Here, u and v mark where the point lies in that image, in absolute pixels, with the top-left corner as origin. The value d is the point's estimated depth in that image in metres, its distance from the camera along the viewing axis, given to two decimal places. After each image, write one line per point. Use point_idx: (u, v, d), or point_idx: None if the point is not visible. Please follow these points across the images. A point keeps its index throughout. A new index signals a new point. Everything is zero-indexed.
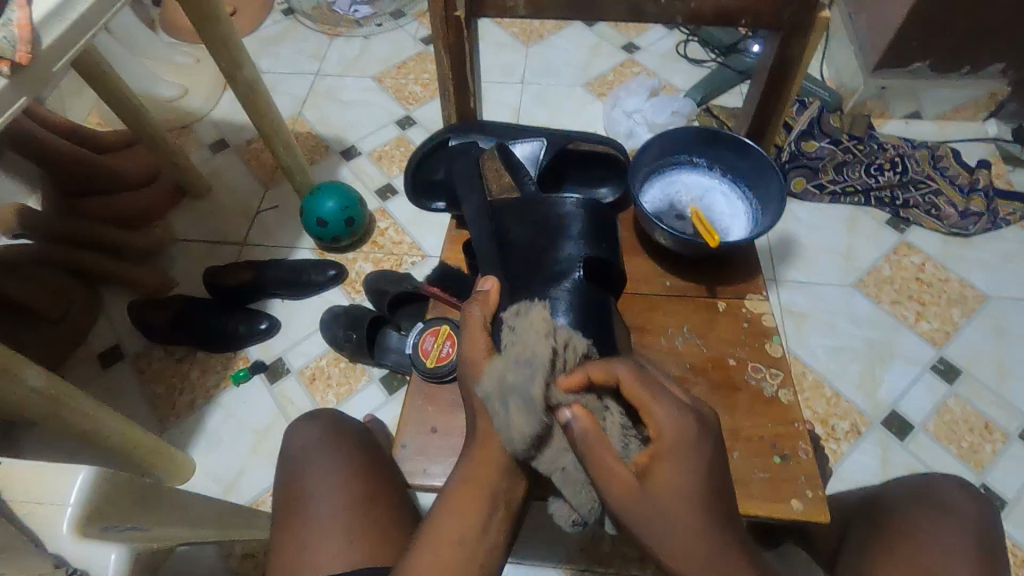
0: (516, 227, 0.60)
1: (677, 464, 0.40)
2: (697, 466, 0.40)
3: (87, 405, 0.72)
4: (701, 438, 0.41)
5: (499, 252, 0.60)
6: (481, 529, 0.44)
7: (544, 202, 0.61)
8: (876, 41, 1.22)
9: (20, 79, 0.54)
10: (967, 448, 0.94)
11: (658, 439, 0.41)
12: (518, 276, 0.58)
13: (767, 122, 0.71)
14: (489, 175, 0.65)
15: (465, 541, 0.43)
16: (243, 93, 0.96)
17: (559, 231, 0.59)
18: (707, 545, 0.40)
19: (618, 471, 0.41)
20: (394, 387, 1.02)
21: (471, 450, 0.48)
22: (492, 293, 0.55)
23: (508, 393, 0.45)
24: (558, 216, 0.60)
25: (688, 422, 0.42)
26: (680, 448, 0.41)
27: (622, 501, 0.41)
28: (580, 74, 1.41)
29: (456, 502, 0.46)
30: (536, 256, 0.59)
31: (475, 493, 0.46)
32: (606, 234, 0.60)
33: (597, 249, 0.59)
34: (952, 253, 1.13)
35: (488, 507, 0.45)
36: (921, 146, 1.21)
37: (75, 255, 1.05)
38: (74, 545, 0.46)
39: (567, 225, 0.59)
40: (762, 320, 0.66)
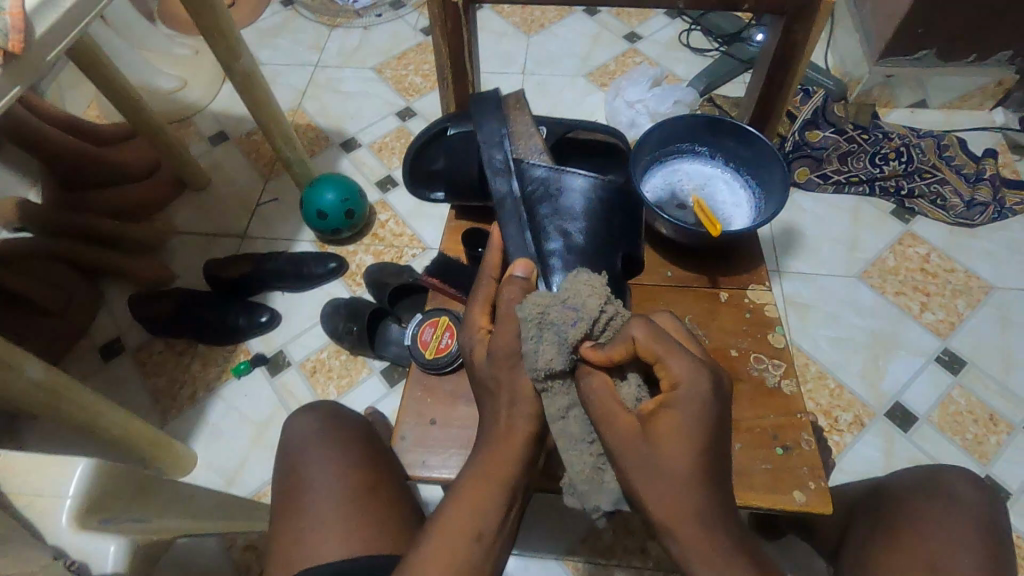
0: (548, 201, 0.59)
1: (680, 414, 0.40)
2: (703, 427, 0.40)
3: (89, 398, 0.72)
4: (709, 393, 0.41)
5: (529, 222, 0.59)
6: (493, 519, 0.44)
7: (579, 179, 0.60)
8: (882, 29, 1.20)
9: (14, 68, 0.53)
10: (971, 440, 0.93)
11: (671, 387, 0.41)
12: (547, 251, 0.58)
13: (770, 109, 0.70)
14: (518, 133, 0.61)
15: (474, 529, 0.43)
16: (241, 84, 0.95)
17: (591, 211, 0.59)
18: (698, 501, 0.39)
19: (625, 415, 0.43)
20: (394, 380, 1.01)
21: (489, 437, 0.48)
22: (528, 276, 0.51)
23: (546, 326, 0.47)
24: (592, 196, 0.60)
25: (702, 376, 0.41)
26: (689, 398, 0.40)
27: (623, 446, 0.42)
28: (581, 64, 1.40)
29: (473, 492, 0.45)
30: (565, 235, 0.59)
31: (494, 482, 0.45)
32: (632, 224, 0.62)
33: (624, 239, 0.61)
34: (957, 243, 1.12)
35: (505, 497, 0.45)
36: (927, 134, 1.19)
37: (76, 248, 1.05)
38: (73, 536, 0.46)
39: (598, 208, 0.60)
40: (765, 311, 0.65)
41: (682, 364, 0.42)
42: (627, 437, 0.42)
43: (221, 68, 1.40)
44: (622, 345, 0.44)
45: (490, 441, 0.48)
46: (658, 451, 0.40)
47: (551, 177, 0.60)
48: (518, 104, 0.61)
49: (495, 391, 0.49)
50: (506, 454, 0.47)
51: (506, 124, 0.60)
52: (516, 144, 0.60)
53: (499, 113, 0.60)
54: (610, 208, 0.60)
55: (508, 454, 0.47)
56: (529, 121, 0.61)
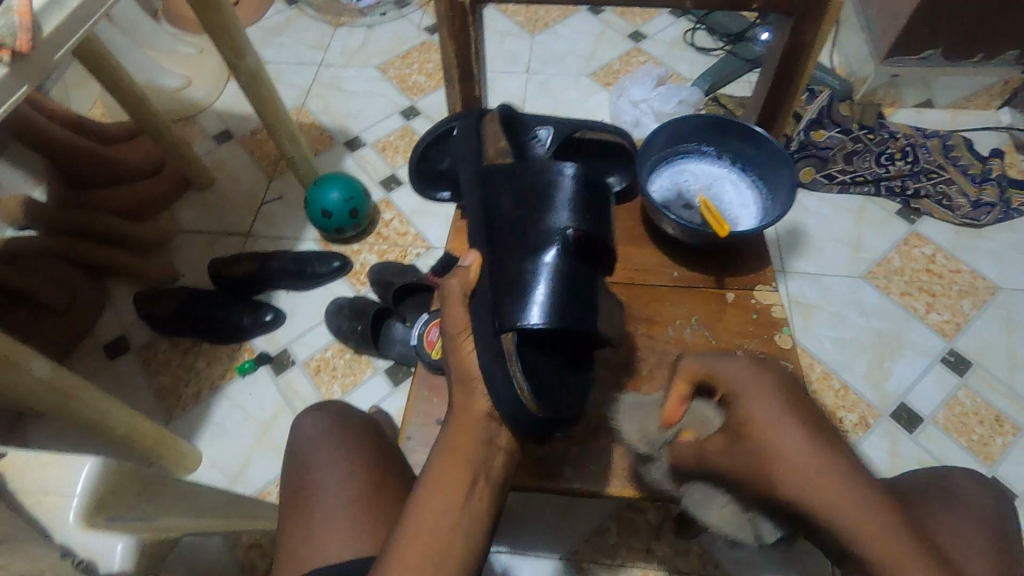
0: (504, 189, 0.56)
1: (760, 409, 0.47)
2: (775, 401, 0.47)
3: (95, 396, 0.72)
4: (764, 380, 0.49)
5: (485, 218, 0.55)
6: (462, 501, 0.46)
7: (537, 166, 0.56)
8: (887, 28, 1.19)
9: (21, 67, 0.53)
10: (977, 441, 0.93)
11: (731, 392, 0.49)
12: (505, 241, 0.53)
13: (777, 109, 0.70)
14: (488, 140, 0.61)
15: (447, 515, 0.44)
16: (246, 83, 0.95)
17: (550, 195, 0.54)
18: (846, 487, 0.42)
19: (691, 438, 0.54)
20: (399, 378, 1.01)
21: (450, 426, 0.50)
22: (471, 268, 0.53)
23: (637, 417, 0.59)
24: (550, 181, 0.55)
25: (758, 374, 0.49)
26: (752, 391, 0.48)
27: (756, 472, 0.46)
28: (586, 63, 1.39)
29: (440, 478, 0.46)
30: (524, 222, 0.54)
31: (458, 465, 0.47)
32: (597, 207, 0.55)
33: (588, 221, 0.54)
34: (963, 243, 1.11)
35: (470, 477, 0.47)
36: (933, 134, 1.18)
37: (81, 247, 1.05)
38: (80, 534, 0.46)
39: (554, 191, 0.55)
40: (772, 312, 0.65)
41: (729, 370, 0.50)
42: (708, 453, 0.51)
43: (225, 66, 1.40)
44: (675, 406, 0.54)
45: (448, 430, 0.50)
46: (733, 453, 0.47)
47: (510, 169, 0.57)
48: (491, 118, 0.63)
49: (457, 377, 0.51)
50: (467, 440, 0.48)
51: (478, 138, 0.62)
52: (487, 148, 0.61)
53: (473, 128, 0.63)
54: (571, 191, 0.55)
55: (467, 440, 0.48)
56: (497, 126, 0.61)
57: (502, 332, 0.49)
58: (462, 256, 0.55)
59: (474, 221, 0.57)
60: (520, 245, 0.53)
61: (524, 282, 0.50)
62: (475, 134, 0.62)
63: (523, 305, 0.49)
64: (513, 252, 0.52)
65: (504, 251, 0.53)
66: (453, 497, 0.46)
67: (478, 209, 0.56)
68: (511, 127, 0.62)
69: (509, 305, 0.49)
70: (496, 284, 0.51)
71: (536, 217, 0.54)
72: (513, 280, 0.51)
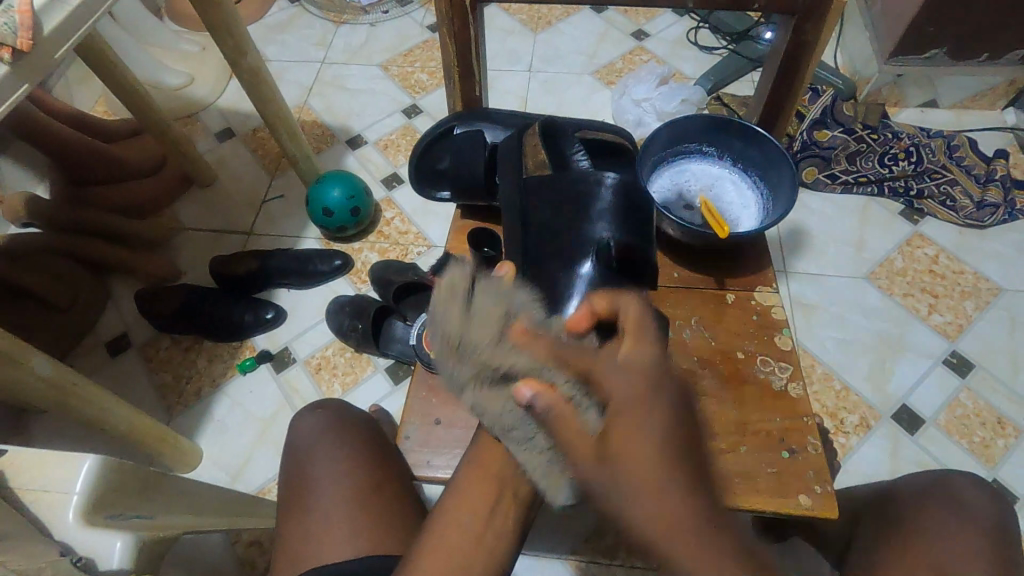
0: (545, 203, 0.59)
1: (634, 427, 0.33)
2: (652, 427, 0.33)
3: (95, 394, 0.73)
4: (663, 394, 0.35)
5: (525, 229, 0.59)
6: (485, 518, 0.45)
7: (579, 178, 0.59)
8: (892, 27, 1.19)
9: (22, 65, 0.53)
10: (978, 443, 0.92)
11: (613, 399, 0.34)
12: (545, 255, 0.58)
13: (780, 110, 0.70)
14: (528, 151, 0.62)
15: (471, 530, 0.44)
16: (248, 81, 0.95)
17: (590, 208, 0.58)
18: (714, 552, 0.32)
19: (580, 441, 0.34)
20: (399, 377, 1.01)
21: (480, 437, 0.49)
22: (510, 275, 0.51)
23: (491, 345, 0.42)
24: (590, 194, 0.58)
25: (652, 378, 0.35)
26: (634, 411, 0.34)
27: (588, 471, 0.33)
28: (588, 62, 1.39)
29: (465, 489, 0.46)
30: (565, 236, 0.58)
31: (483, 480, 0.47)
32: (635, 220, 0.59)
33: (627, 234, 0.58)
34: (966, 244, 1.11)
35: (495, 492, 0.46)
36: (938, 134, 1.18)
37: (83, 244, 1.05)
38: (80, 533, 0.46)
39: (594, 206, 0.58)
40: (772, 313, 0.65)
41: (625, 371, 0.35)
42: (603, 470, 0.33)
43: (227, 64, 1.40)
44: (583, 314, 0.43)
45: (481, 442, 0.49)
46: (624, 466, 0.32)
47: (553, 181, 0.59)
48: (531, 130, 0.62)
49: None
50: (496, 452, 0.47)
51: (520, 149, 0.63)
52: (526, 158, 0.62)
53: (514, 141, 0.63)
54: (611, 205, 0.58)
55: (495, 452, 0.47)
56: (537, 138, 0.62)
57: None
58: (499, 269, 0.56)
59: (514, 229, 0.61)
60: (559, 260, 0.57)
61: (566, 299, 0.55)
62: (516, 145, 0.63)
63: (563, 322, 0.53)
64: (554, 267, 0.57)
65: (543, 265, 0.57)
66: (476, 511, 0.45)
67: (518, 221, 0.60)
68: (552, 137, 0.62)
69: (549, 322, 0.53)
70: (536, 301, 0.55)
71: (576, 232, 0.58)
72: (557, 291, 0.55)
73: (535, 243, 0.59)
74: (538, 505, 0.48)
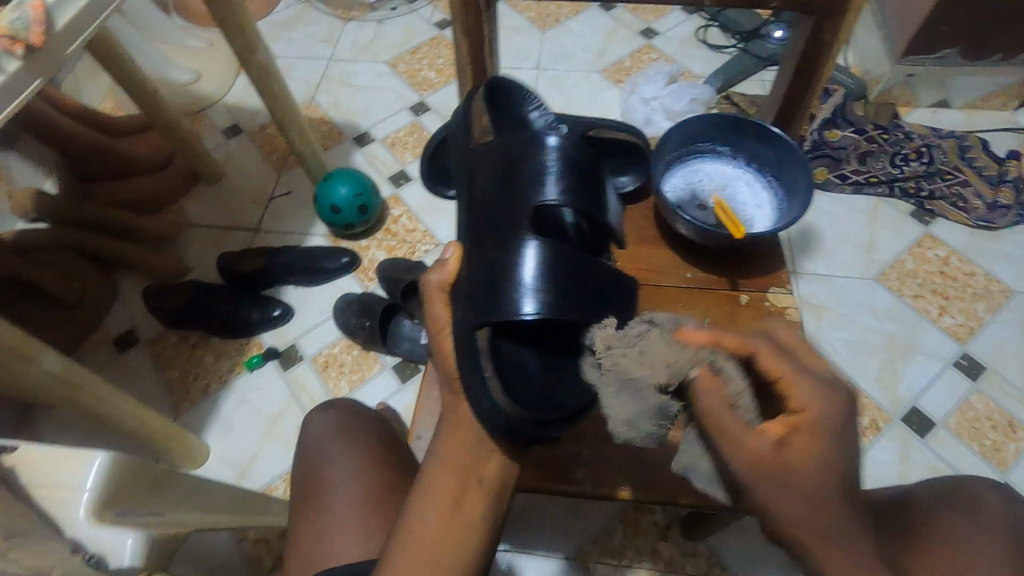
0: (486, 172, 0.56)
1: (819, 442, 0.38)
2: (836, 447, 0.38)
3: (104, 390, 0.73)
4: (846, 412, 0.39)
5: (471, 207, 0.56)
6: (455, 513, 0.44)
7: (520, 140, 0.56)
8: (903, 26, 1.18)
9: (36, 60, 0.53)
10: (990, 446, 0.92)
11: (801, 410, 0.39)
12: (488, 226, 0.53)
13: (795, 109, 0.69)
14: (475, 120, 0.62)
15: (434, 525, 0.43)
16: (257, 78, 0.95)
17: (533, 170, 0.54)
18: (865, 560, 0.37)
19: (752, 444, 0.38)
20: (407, 376, 1.01)
21: (444, 429, 0.48)
22: (450, 261, 0.52)
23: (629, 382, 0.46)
24: (534, 156, 0.55)
25: (834, 397, 0.39)
26: (826, 425, 0.38)
27: (756, 471, 0.38)
28: (596, 60, 1.38)
29: (431, 484, 0.45)
30: (510, 205, 0.53)
31: (450, 476, 0.45)
32: (585, 188, 0.55)
33: (576, 202, 0.54)
34: (978, 246, 1.10)
35: (462, 486, 0.45)
36: (949, 135, 1.17)
37: (92, 240, 1.05)
38: (91, 529, 0.46)
39: (538, 168, 0.54)
40: (786, 314, 0.64)
41: (810, 388, 0.40)
42: (769, 474, 0.38)
43: (235, 60, 1.40)
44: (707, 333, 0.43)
45: (446, 437, 0.47)
46: (799, 469, 0.37)
47: (494, 145, 0.57)
48: (478, 97, 0.63)
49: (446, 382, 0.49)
50: (460, 443, 0.46)
51: (467, 121, 0.63)
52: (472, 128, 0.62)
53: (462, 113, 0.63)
54: (558, 167, 0.54)
55: (460, 445, 0.46)
56: (484, 104, 0.62)
57: (476, 327, 0.48)
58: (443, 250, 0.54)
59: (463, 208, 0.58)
60: (502, 231, 0.52)
61: (508, 272, 0.50)
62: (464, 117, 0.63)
63: (504, 299, 0.49)
64: (497, 239, 0.52)
65: (488, 237, 0.53)
66: (444, 505, 0.44)
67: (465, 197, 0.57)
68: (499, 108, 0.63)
69: (490, 301, 0.49)
70: (477, 275, 0.51)
71: (520, 198, 0.53)
72: (495, 262, 0.51)
73: (479, 216, 0.54)
74: (504, 499, 0.47)
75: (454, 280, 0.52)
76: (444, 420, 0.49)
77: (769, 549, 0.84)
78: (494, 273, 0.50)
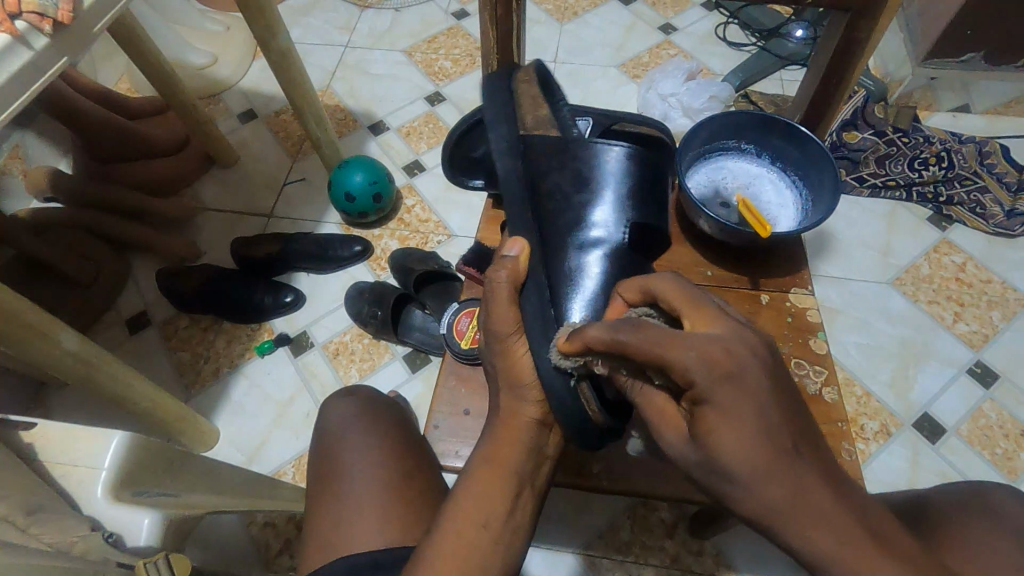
0: (551, 175, 0.58)
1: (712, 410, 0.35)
2: (739, 400, 0.35)
3: (121, 371, 0.73)
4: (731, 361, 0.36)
5: (532, 205, 0.58)
6: (504, 515, 0.44)
7: (585, 148, 0.59)
8: (928, 28, 1.16)
9: (62, 38, 0.53)
10: (1001, 455, 0.91)
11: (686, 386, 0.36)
12: (551, 230, 0.57)
13: (822, 110, 0.69)
14: (526, 107, 0.62)
15: (486, 530, 0.43)
16: (277, 62, 0.95)
17: (598, 178, 0.58)
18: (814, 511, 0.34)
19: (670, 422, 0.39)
20: (417, 365, 1.01)
21: (495, 430, 0.49)
22: (519, 262, 0.52)
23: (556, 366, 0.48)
24: (600, 164, 0.58)
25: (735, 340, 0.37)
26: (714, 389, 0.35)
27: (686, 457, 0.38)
28: (614, 55, 1.37)
29: (476, 485, 0.45)
30: (574, 211, 0.57)
31: (498, 480, 0.45)
32: (649, 194, 0.59)
33: (639, 209, 0.58)
34: (995, 253, 1.09)
35: (513, 491, 0.45)
36: (969, 140, 1.15)
37: (106, 220, 1.06)
38: (109, 508, 0.47)
39: (603, 178, 0.58)
40: (807, 316, 0.66)
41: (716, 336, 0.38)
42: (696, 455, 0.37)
43: (252, 45, 1.40)
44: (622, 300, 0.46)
45: (494, 438, 0.48)
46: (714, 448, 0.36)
47: (556, 146, 0.59)
48: (528, 77, 0.63)
49: (503, 377, 0.51)
50: (512, 449, 0.47)
51: (516, 106, 0.62)
52: (523, 113, 0.61)
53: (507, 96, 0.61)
54: (623, 176, 0.58)
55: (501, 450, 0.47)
56: (537, 92, 0.62)
57: None
58: (506, 245, 0.54)
59: (514, 197, 0.58)
60: (568, 240, 0.56)
61: (578, 282, 0.54)
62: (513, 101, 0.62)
63: (573, 304, 0.53)
64: (561, 246, 0.56)
65: (553, 241, 0.56)
66: (492, 507, 0.44)
67: (522, 187, 0.58)
68: (549, 91, 0.63)
69: (562, 302, 0.53)
70: (544, 277, 0.54)
71: (588, 205, 0.57)
72: (566, 271, 0.54)
73: (543, 218, 0.57)
74: (540, 508, 0.48)
75: (522, 282, 0.53)
76: (493, 420, 0.50)
77: (775, 550, 0.84)
78: (565, 284, 0.54)
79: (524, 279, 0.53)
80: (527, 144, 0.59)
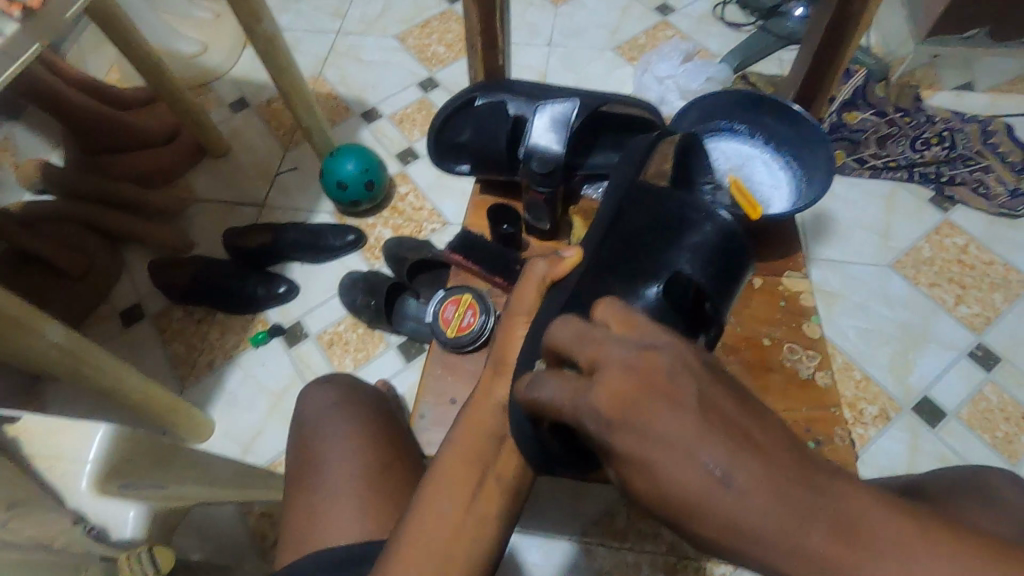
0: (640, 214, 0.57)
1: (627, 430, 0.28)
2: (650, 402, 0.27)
3: (109, 363, 0.72)
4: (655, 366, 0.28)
5: (607, 231, 0.56)
6: (467, 506, 0.43)
7: (687, 205, 0.57)
8: (930, 4, 1.14)
9: (33, 25, 0.52)
10: (1001, 438, 0.90)
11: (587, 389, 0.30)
12: (614, 259, 0.54)
13: (818, 85, 0.68)
14: (655, 159, 0.62)
15: (450, 520, 0.42)
16: (262, 48, 0.93)
17: (679, 236, 0.56)
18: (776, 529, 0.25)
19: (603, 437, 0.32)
20: (411, 355, 1.01)
21: (465, 413, 0.47)
22: (567, 258, 0.50)
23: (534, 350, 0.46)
24: (688, 222, 0.56)
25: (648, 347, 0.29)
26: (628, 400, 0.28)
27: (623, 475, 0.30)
28: (610, 37, 1.35)
29: (443, 476, 0.44)
30: (645, 254, 0.55)
31: (465, 468, 0.44)
32: (722, 265, 0.56)
33: (708, 278, 0.55)
34: (998, 234, 1.07)
35: (476, 481, 0.44)
36: (972, 119, 1.13)
37: (96, 212, 1.05)
38: (93, 501, 0.46)
39: (685, 234, 0.56)
40: (800, 299, 0.65)
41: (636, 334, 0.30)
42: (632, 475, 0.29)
43: (241, 33, 1.37)
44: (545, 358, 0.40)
45: (462, 425, 0.47)
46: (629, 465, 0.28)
47: (659, 194, 0.58)
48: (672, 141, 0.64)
49: (492, 360, 0.49)
50: (479, 435, 0.46)
51: (648, 153, 0.62)
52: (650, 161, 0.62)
53: (645, 142, 0.63)
54: (706, 243, 0.56)
55: (477, 434, 0.46)
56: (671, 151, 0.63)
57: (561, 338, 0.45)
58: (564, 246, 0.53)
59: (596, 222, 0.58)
60: (630, 272, 0.53)
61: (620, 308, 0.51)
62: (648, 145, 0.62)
63: None
64: (620, 276, 0.53)
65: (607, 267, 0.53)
66: (458, 496, 0.43)
67: (607, 216, 0.57)
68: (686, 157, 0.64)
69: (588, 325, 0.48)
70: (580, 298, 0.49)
71: (660, 255, 0.55)
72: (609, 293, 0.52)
73: (612, 243, 0.55)
74: (522, 496, 0.47)
75: (563, 275, 0.50)
76: (462, 411, 0.48)
77: None
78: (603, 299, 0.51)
79: (568, 275, 0.51)
80: (636, 183, 0.59)
